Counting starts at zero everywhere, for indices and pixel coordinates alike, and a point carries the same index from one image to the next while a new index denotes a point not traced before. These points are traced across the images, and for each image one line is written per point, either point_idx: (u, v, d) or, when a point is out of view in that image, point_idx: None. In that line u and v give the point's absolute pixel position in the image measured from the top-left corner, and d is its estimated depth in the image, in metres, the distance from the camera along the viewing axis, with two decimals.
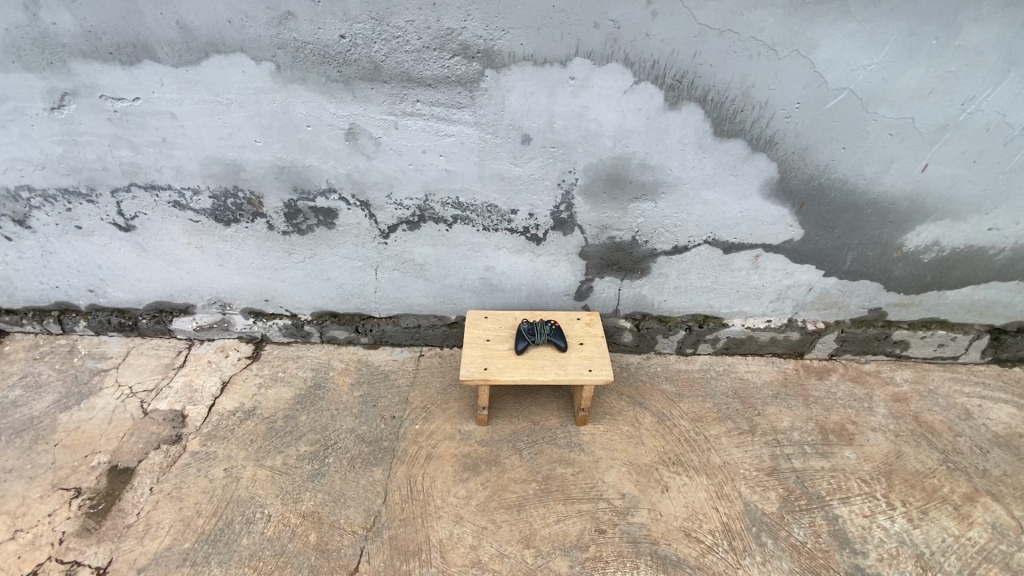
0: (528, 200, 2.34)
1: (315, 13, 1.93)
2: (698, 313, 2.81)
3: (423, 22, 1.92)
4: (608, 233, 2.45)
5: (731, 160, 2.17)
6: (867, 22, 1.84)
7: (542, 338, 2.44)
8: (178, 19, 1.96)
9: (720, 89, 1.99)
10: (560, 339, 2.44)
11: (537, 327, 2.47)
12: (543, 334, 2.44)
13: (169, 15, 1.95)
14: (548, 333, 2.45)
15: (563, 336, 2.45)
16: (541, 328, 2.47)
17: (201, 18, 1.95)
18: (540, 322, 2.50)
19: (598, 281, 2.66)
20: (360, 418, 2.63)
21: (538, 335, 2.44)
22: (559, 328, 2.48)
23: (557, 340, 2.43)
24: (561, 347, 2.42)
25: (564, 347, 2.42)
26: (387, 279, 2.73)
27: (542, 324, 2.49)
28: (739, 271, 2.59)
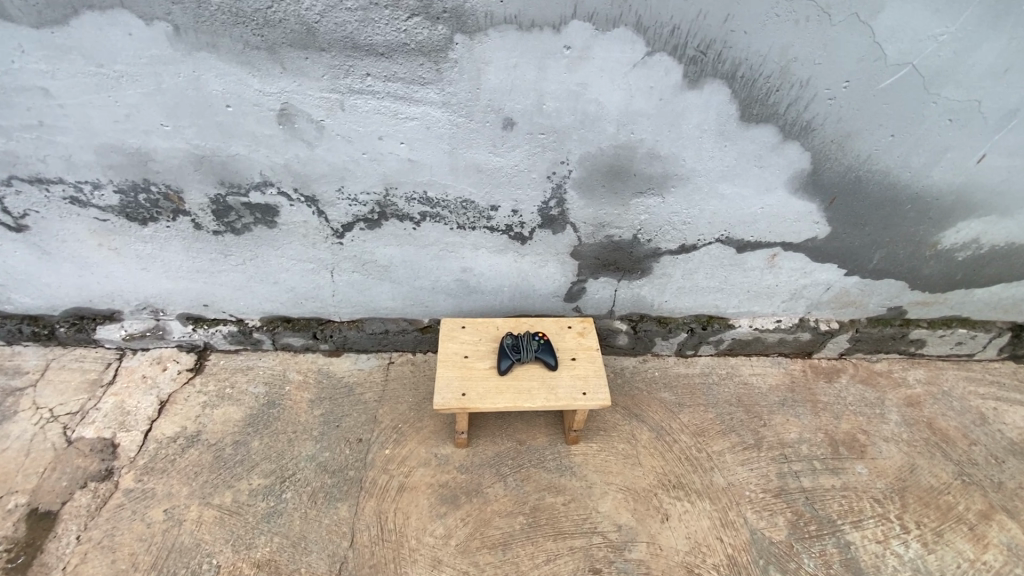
0: (511, 195, 1.94)
1: None
2: (701, 313, 2.51)
3: None
4: (605, 232, 2.08)
5: (757, 149, 1.78)
6: None
7: (530, 355, 2.10)
8: None
9: (753, 64, 1.58)
10: (550, 356, 2.11)
11: (522, 341, 2.12)
12: (531, 350, 2.10)
13: None
14: (536, 349, 2.11)
15: (553, 353, 2.12)
16: (529, 342, 2.12)
17: None
18: (526, 334, 2.15)
19: (591, 282, 2.32)
20: (322, 442, 2.32)
21: (525, 352, 2.10)
22: (549, 342, 2.15)
23: (547, 357, 2.11)
24: (551, 366, 2.10)
25: (554, 367, 2.10)
26: (346, 281, 2.33)
27: (529, 337, 2.14)
28: (752, 270, 2.27)
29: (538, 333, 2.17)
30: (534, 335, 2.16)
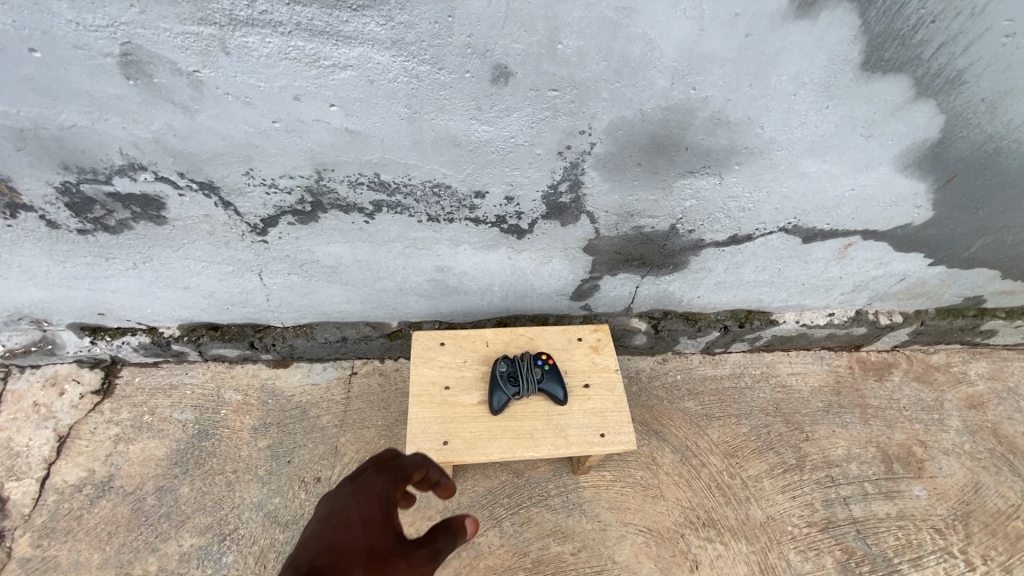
0: (503, 177, 1.33)
1: None
2: (739, 308, 2.01)
3: None
4: (633, 223, 1.50)
5: (872, 111, 1.19)
6: None
7: (532, 390, 1.60)
8: None
9: None
10: (559, 387, 1.61)
11: (521, 371, 1.61)
12: (533, 384, 1.60)
13: None
14: (540, 380, 1.61)
15: (562, 383, 1.62)
16: (529, 372, 1.61)
17: None
18: (525, 360, 1.63)
19: (607, 280, 1.78)
20: (270, 485, 1.86)
21: (525, 387, 1.60)
22: (556, 367, 1.64)
23: (555, 390, 1.61)
24: (560, 401, 1.61)
25: (564, 402, 1.61)
26: (282, 285, 1.75)
27: (530, 363, 1.63)
28: (814, 262, 1.75)
29: (542, 357, 1.65)
30: (537, 359, 1.64)
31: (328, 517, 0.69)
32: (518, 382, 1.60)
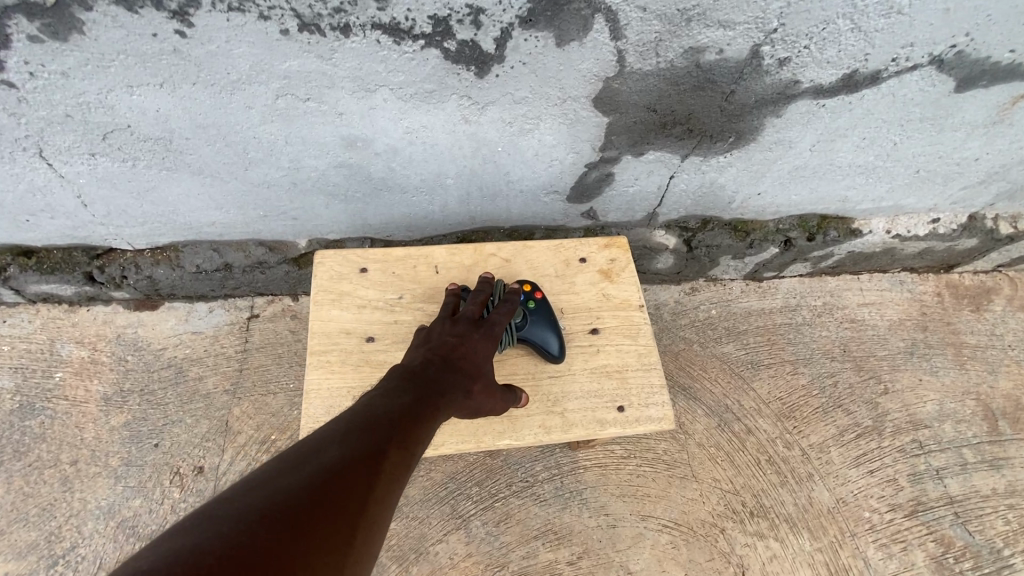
0: None
1: None
2: (810, 213, 1.37)
3: None
4: (684, 41, 0.83)
5: None
6: None
7: (509, 341, 0.98)
8: None
9: None
10: (551, 335, 1.00)
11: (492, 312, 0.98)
12: (510, 331, 0.97)
13: None
14: (522, 325, 0.99)
15: (556, 328, 1.00)
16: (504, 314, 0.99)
17: None
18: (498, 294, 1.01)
19: (625, 165, 1.11)
20: (129, 480, 1.27)
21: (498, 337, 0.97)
22: (547, 304, 1.01)
23: (546, 338, 0.99)
24: (554, 357, 1.00)
25: (560, 358, 1.00)
26: (94, 178, 1.06)
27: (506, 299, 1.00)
28: (951, 130, 1.10)
29: (525, 289, 1.03)
30: (517, 292, 1.02)
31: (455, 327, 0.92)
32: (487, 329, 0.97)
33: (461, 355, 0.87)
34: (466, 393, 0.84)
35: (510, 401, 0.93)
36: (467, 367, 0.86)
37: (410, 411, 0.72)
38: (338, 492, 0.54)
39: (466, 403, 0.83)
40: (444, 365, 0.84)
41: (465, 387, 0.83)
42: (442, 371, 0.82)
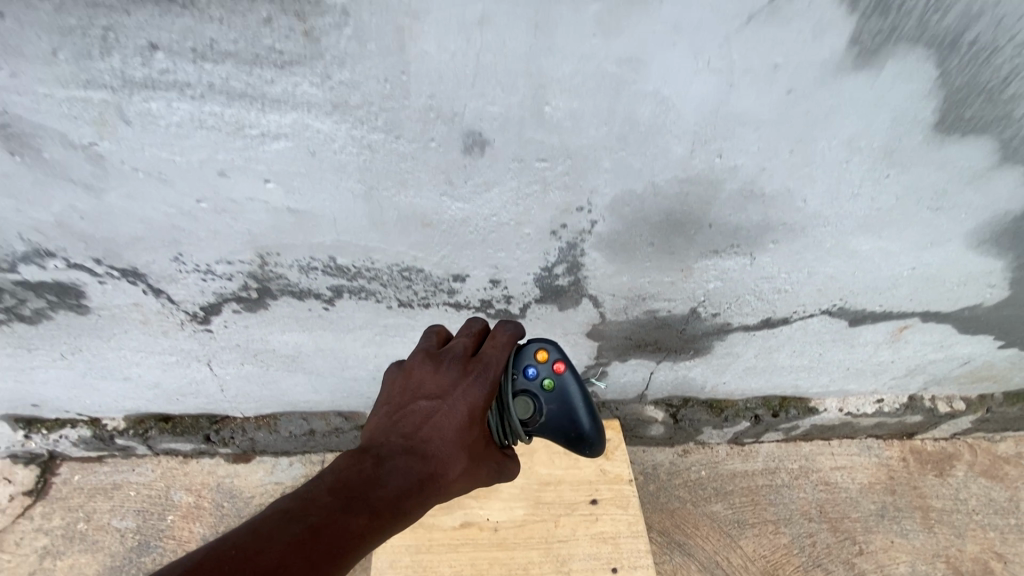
0: (485, 258, 1.08)
1: None
2: (771, 394, 1.71)
3: None
4: (646, 307, 1.25)
5: (942, 180, 0.95)
6: None
7: (541, 421, 1.00)
8: None
9: (1005, 15, 0.70)
10: (582, 426, 1.03)
11: (501, 396, 0.93)
12: (540, 413, 0.99)
13: None
14: (543, 415, 0.99)
15: (578, 395, 1.03)
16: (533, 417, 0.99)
17: None
18: (509, 373, 0.95)
19: (616, 366, 1.50)
20: None
21: (514, 441, 0.96)
22: (567, 376, 1.01)
23: (575, 429, 1.04)
24: (586, 450, 1.06)
25: (594, 451, 1.06)
26: (237, 375, 1.50)
27: (514, 378, 0.95)
28: (861, 346, 1.47)
29: (539, 362, 0.99)
30: (530, 367, 0.98)
31: (440, 387, 0.88)
32: (501, 434, 0.95)
33: (431, 426, 0.86)
34: (444, 475, 0.84)
35: (505, 474, 0.97)
36: (429, 450, 0.84)
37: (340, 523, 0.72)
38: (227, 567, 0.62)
39: (443, 488, 0.84)
40: (419, 435, 0.85)
41: (444, 468, 0.85)
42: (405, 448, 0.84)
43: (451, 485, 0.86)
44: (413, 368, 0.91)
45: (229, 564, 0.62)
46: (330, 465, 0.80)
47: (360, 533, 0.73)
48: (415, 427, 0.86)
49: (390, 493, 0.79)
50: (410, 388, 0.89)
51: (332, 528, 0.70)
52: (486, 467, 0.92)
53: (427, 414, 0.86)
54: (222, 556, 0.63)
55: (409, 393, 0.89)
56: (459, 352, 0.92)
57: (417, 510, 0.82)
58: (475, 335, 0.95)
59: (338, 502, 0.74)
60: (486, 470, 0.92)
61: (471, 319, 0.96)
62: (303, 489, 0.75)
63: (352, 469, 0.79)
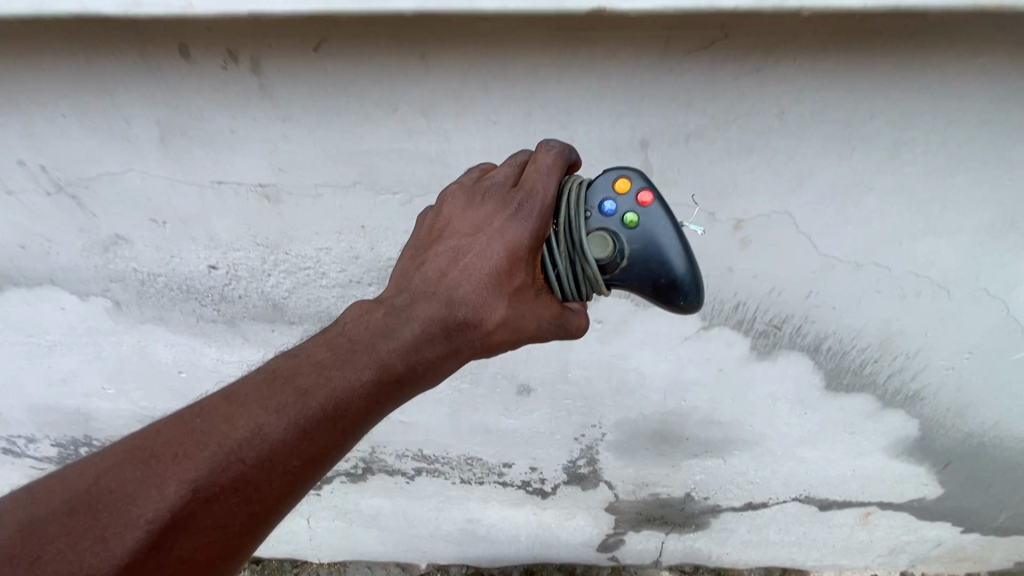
0: (527, 452, 1.52)
1: (161, 238, 1.07)
2: (772, 565, 1.95)
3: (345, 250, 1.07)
4: (649, 489, 1.62)
5: (847, 416, 1.36)
6: None
7: (619, 271, 0.78)
8: None
9: (844, 338, 1.17)
10: (673, 270, 0.77)
11: (557, 241, 0.76)
12: (619, 258, 0.77)
13: None
14: (621, 257, 0.77)
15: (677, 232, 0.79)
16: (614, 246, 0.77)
17: None
18: (580, 204, 0.77)
19: (631, 534, 1.82)
20: None
21: (581, 292, 0.79)
22: (657, 209, 0.78)
23: (665, 276, 0.78)
24: (675, 305, 0.80)
25: (691, 309, 0.80)
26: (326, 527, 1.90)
27: (585, 217, 0.76)
28: (837, 526, 1.75)
29: (617, 194, 0.78)
30: (604, 200, 0.78)
31: (473, 226, 0.74)
32: (562, 276, 0.76)
33: (462, 272, 0.72)
34: (478, 324, 0.71)
35: (572, 328, 0.77)
36: (450, 295, 0.71)
37: (347, 356, 0.64)
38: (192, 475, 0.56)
39: (479, 338, 0.72)
40: (444, 281, 0.71)
41: (477, 339, 0.72)
42: (431, 292, 0.71)
43: (478, 332, 0.71)
44: (456, 208, 0.76)
45: (186, 438, 0.58)
46: (342, 314, 0.70)
47: (358, 412, 0.62)
48: (440, 271, 0.72)
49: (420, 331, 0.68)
50: (437, 229, 0.76)
51: (308, 413, 0.60)
52: (538, 299, 0.75)
53: (454, 260, 0.72)
54: (182, 428, 0.59)
55: (437, 234, 0.76)
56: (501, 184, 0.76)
57: (445, 363, 0.70)
58: (520, 168, 0.78)
59: (334, 363, 0.63)
60: (538, 323, 0.75)
61: (515, 152, 0.88)
62: (291, 354, 0.65)
63: (347, 361, 0.64)
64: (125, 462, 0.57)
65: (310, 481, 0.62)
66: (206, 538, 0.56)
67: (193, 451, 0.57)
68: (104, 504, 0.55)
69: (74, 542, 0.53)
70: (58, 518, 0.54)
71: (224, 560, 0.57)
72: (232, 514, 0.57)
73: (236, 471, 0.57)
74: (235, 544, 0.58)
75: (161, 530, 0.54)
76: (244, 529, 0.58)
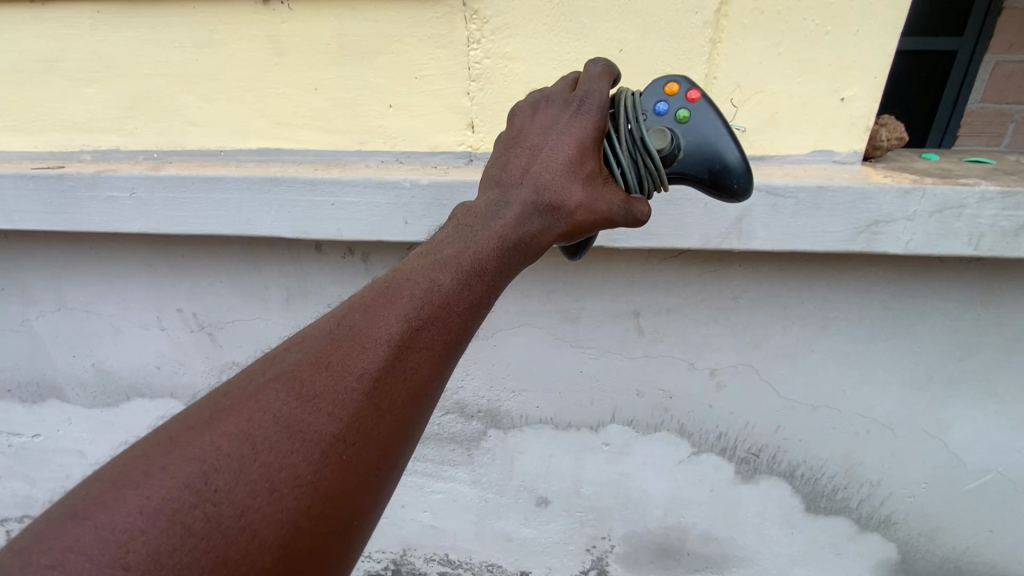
0: (543, 561, 1.64)
1: None
2: None
3: None
4: None
5: (831, 537, 1.50)
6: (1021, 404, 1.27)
7: (675, 166, 0.71)
8: (94, 361, 1.46)
9: (814, 465, 1.39)
10: (725, 158, 0.70)
11: (614, 141, 0.70)
12: (675, 150, 0.69)
13: (83, 357, 1.46)
14: (677, 151, 0.70)
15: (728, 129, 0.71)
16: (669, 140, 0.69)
17: (121, 362, 1.45)
18: (630, 109, 0.70)
19: None
20: None
21: (641, 186, 0.71)
22: (708, 106, 0.70)
23: (720, 164, 0.70)
24: (728, 194, 0.72)
25: (740, 197, 0.72)
26: None
27: (641, 118, 0.70)
28: None
29: (668, 96, 0.71)
30: (656, 104, 0.71)
31: (547, 126, 0.68)
32: (620, 177, 0.69)
33: (551, 162, 0.66)
34: (567, 204, 0.65)
35: (638, 213, 0.69)
36: (543, 180, 0.65)
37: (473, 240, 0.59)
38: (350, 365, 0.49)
39: (569, 218, 0.66)
40: (530, 173, 0.65)
41: (576, 206, 0.66)
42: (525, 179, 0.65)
43: (573, 223, 0.66)
44: (531, 123, 0.69)
45: (333, 362, 0.49)
46: (449, 218, 0.63)
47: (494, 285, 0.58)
48: (523, 168, 0.66)
49: (536, 181, 0.65)
50: (512, 136, 0.69)
51: (465, 274, 0.56)
52: (606, 185, 0.68)
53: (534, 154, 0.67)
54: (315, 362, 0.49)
55: (512, 140, 0.69)
56: (562, 92, 0.70)
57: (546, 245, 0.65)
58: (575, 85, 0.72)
59: (461, 249, 0.58)
60: (609, 206, 0.68)
61: (568, 73, 0.72)
62: (421, 252, 0.58)
63: (471, 237, 0.58)
64: (263, 379, 0.48)
65: (449, 369, 0.54)
66: (358, 428, 0.48)
67: (350, 358, 0.50)
68: (248, 410, 0.46)
69: (224, 444, 0.44)
70: (197, 432, 0.45)
71: (394, 453, 0.50)
72: (387, 403, 0.50)
73: (383, 362, 0.50)
74: (396, 441, 0.50)
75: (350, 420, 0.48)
76: (398, 420, 0.50)
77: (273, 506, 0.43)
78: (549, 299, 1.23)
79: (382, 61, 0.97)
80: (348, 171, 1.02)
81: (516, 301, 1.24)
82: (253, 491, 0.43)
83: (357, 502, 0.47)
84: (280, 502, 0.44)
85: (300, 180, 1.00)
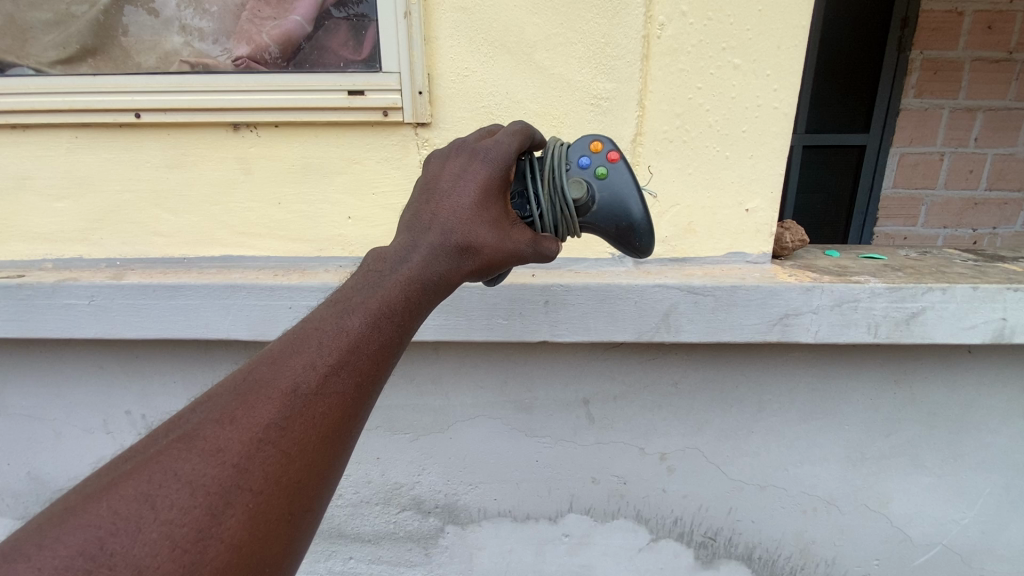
0: None
1: None
2: None
3: (363, 475, 1.38)
4: None
5: None
6: (950, 476, 1.34)
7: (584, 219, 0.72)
8: (30, 470, 1.39)
9: (769, 546, 1.40)
10: (633, 217, 0.71)
11: (537, 184, 0.69)
12: (586, 207, 0.71)
13: (19, 466, 1.39)
14: (592, 204, 0.71)
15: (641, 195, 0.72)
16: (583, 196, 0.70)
17: (60, 470, 1.39)
18: (555, 159, 0.71)
19: None
20: None
21: (556, 230, 0.71)
22: (624, 171, 0.71)
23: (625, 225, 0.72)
24: (633, 249, 0.74)
25: (643, 253, 0.75)
26: None
27: (564, 169, 0.70)
28: None
29: (591, 151, 0.72)
30: (578, 157, 0.72)
31: (456, 171, 0.63)
32: (539, 218, 0.69)
33: (455, 207, 0.61)
34: (475, 247, 0.61)
35: (549, 249, 0.68)
36: (448, 225, 0.60)
37: (382, 283, 0.54)
38: (252, 419, 0.45)
39: (479, 260, 0.62)
40: (437, 218, 0.61)
41: (483, 248, 0.62)
42: (432, 224, 0.60)
43: (485, 262, 0.62)
44: (443, 167, 0.64)
45: (234, 416, 0.45)
46: (361, 264, 0.58)
47: (407, 329, 0.54)
48: (431, 212, 0.61)
49: (442, 225, 0.60)
50: (425, 181, 0.64)
51: (380, 315, 0.52)
52: (516, 227, 0.65)
53: (440, 198, 0.62)
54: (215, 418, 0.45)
55: (423, 187, 0.64)
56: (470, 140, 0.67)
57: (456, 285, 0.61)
58: (489, 134, 0.69)
59: (373, 292, 0.53)
60: (516, 245, 0.65)
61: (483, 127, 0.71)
62: (336, 293, 0.54)
63: (386, 280, 0.55)
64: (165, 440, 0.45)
65: (367, 407, 0.51)
66: (266, 475, 0.44)
67: (256, 408, 0.46)
68: (150, 469, 0.42)
69: (123, 508, 0.40)
70: (99, 497, 0.41)
71: (309, 498, 0.46)
72: (297, 447, 0.46)
73: (290, 408, 0.47)
74: (310, 484, 0.46)
75: (251, 474, 0.44)
76: (311, 462, 0.46)
77: (175, 563, 0.40)
78: (501, 391, 1.28)
79: (343, 179, 1.08)
80: (307, 276, 1.09)
81: (469, 394, 1.28)
82: (153, 550, 0.39)
83: (270, 550, 0.44)
84: (184, 557, 0.40)
85: (260, 286, 1.06)
